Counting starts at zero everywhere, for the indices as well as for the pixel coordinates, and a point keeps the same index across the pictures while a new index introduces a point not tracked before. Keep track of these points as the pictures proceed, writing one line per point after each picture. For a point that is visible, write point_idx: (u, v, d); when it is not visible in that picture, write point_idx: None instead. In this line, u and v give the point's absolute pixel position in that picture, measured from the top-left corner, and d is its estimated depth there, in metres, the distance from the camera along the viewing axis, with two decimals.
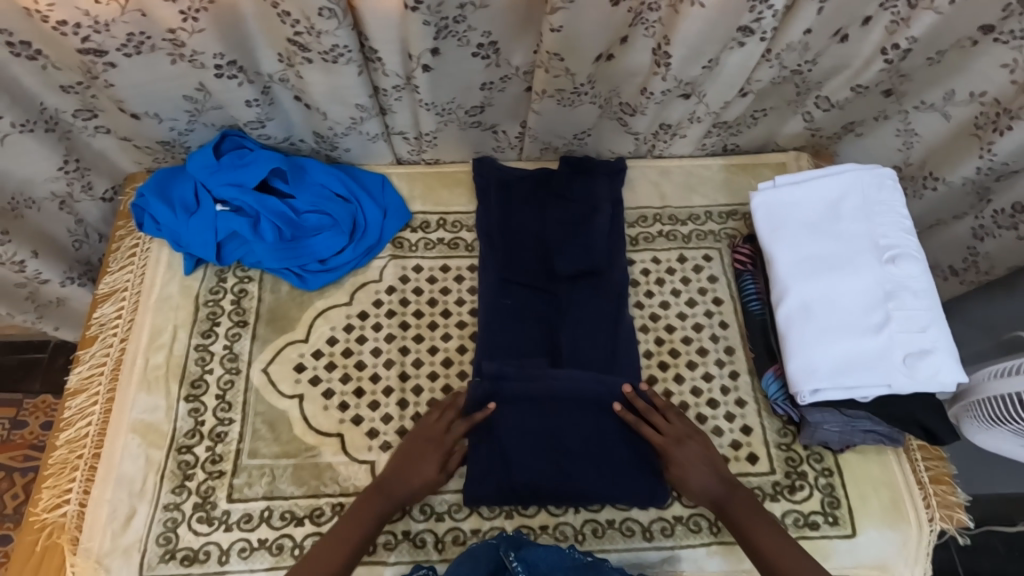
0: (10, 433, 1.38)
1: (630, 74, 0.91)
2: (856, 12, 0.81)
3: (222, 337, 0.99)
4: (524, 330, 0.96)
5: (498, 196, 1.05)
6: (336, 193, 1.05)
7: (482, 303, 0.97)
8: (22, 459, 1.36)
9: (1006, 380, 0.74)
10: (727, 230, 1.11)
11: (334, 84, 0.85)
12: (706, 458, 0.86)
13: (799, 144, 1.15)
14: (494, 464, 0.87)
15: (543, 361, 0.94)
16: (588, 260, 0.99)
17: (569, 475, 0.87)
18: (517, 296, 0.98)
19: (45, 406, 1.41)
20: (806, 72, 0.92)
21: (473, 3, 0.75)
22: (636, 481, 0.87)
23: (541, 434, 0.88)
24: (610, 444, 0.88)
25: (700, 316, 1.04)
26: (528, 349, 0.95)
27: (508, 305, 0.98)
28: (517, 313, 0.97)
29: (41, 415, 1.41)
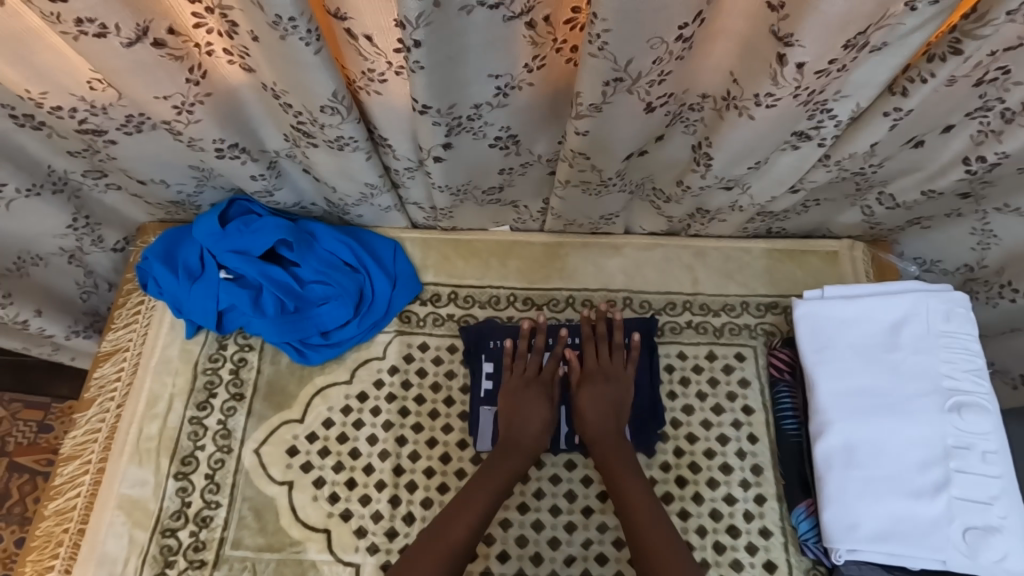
0: (37, 436, 1.37)
1: (666, 165, 0.81)
2: (937, 121, 0.69)
3: (217, 411, 0.95)
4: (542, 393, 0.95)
5: None
6: (344, 261, 1.01)
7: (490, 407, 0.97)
8: (44, 463, 1.34)
9: None
10: (764, 325, 1.01)
11: (342, 166, 0.80)
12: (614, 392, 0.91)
13: (854, 233, 1.03)
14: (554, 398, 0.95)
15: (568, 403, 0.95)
16: None
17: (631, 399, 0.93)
18: None
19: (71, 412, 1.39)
20: (870, 174, 0.80)
21: (491, 103, 0.65)
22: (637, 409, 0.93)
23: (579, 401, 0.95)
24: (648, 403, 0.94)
25: (727, 426, 0.94)
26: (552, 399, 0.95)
27: None
28: None
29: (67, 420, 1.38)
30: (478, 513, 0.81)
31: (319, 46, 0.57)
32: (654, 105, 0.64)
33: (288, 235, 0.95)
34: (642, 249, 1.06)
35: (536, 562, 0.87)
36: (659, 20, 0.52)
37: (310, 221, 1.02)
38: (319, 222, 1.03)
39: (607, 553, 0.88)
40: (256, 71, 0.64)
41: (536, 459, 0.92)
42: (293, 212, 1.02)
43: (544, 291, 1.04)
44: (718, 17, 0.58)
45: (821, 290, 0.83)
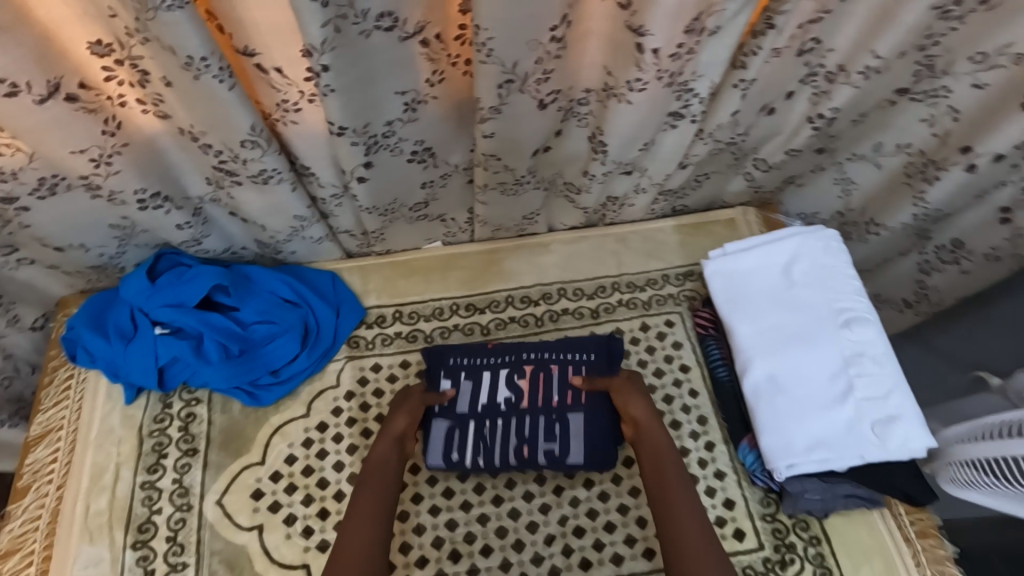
0: None
1: (569, 159, 0.91)
2: (780, 89, 0.83)
3: (170, 471, 0.92)
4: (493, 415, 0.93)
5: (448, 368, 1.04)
6: (284, 297, 1.02)
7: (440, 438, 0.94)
8: None
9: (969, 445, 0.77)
10: (685, 292, 1.11)
11: (269, 202, 0.83)
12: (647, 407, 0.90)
13: (744, 200, 1.17)
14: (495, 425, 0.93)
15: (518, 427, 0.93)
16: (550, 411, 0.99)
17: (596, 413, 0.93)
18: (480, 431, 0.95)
19: None
20: (740, 142, 0.94)
21: (402, 119, 0.72)
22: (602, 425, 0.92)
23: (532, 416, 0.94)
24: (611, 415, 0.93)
25: (669, 386, 1.02)
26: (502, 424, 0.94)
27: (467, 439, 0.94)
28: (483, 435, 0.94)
29: None
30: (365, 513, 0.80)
31: (232, 84, 0.61)
32: (545, 101, 0.72)
33: (221, 280, 0.96)
34: (568, 243, 1.14)
35: (518, 549, 0.88)
36: (530, 25, 0.60)
37: (244, 265, 1.03)
38: (252, 265, 1.04)
39: (583, 525, 0.90)
40: (171, 117, 0.68)
41: None
42: (224, 258, 1.02)
43: (484, 295, 1.10)
44: (582, 21, 0.68)
45: (723, 248, 0.95)
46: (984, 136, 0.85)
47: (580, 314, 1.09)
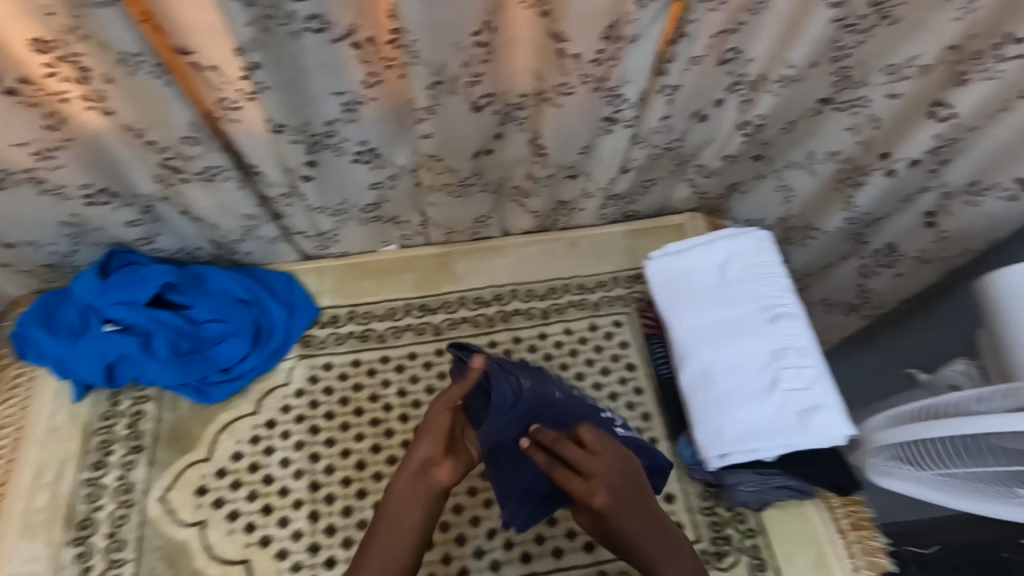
0: None
1: (513, 163, 0.95)
2: (708, 97, 0.88)
3: (115, 468, 0.92)
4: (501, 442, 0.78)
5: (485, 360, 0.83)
6: (237, 297, 1.03)
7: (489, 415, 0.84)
8: None
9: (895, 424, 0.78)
10: (634, 293, 1.15)
11: (217, 200, 0.86)
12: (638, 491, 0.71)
13: (692, 206, 1.22)
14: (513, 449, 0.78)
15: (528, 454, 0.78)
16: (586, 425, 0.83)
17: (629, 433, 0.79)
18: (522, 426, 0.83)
19: None
20: (678, 148, 0.99)
21: (342, 119, 0.75)
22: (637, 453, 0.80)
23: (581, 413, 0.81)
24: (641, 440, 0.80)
25: (615, 384, 1.05)
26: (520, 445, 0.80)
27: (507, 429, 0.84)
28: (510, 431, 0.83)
29: None
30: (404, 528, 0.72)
31: (166, 78, 0.66)
32: (478, 104, 0.76)
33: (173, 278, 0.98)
34: (520, 247, 1.18)
35: (460, 542, 0.89)
36: (452, 29, 0.64)
37: (198, 265, 1.04)
38: (208, 265, 1.05)
39: None
40: (116, 114, 0.71)
41: None
42: (179, 258, 1.04)
43: (438, 296, 1.12)
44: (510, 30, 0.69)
45: (663, 249, 0.98)
46: (898, 142, 0.91)
47: (531, 315, 1.12)
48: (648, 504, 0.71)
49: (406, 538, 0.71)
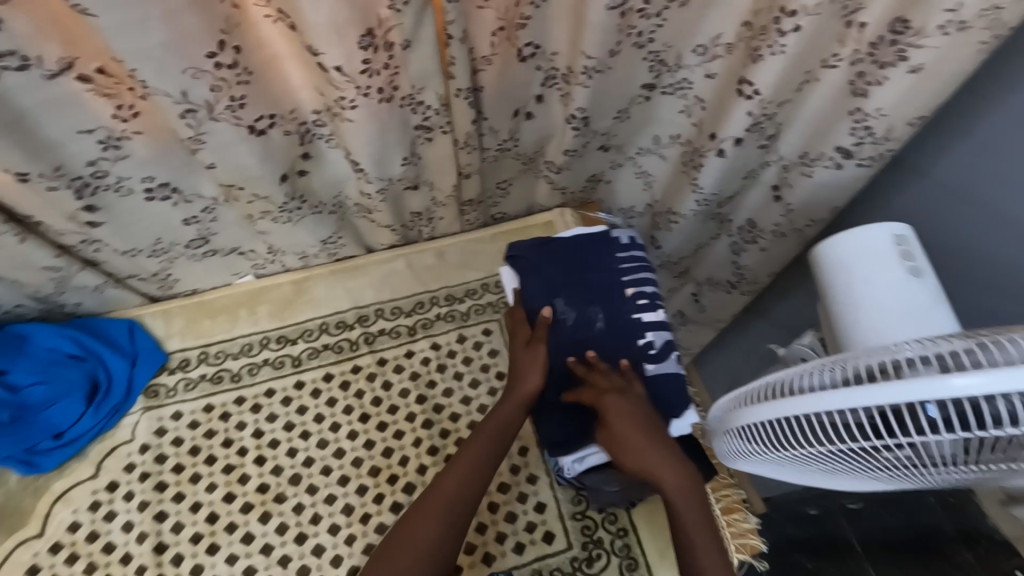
0: None
1: (338, 181, 0.90)
2: (525, 95, 0.87)
3: None
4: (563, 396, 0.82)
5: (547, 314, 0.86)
6: (66, 352, 0.96)
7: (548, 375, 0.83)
8: None
9: (743, 402, 0.65)
10: (504, 299, 1.11)
11: (4, 256, 0.80)
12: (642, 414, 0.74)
13: (559, 201, 1.18)
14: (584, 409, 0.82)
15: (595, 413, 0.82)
16: None
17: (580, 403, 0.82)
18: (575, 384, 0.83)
19: None
20: (514, 148, 0.97)
21: (107, 157, 0.71)
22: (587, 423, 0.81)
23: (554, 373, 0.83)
24: None
25: (484, 396, 1.02)
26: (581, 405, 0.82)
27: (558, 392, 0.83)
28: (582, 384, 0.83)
29: None
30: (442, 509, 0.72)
31: None
32: (257, 126, 0.72)
33: None
34: (384, 262, 1.13)
35: None
36: (174, 52, 0.59)
37: (20, 324, 0.96)
38: (34, 322, 0.97)
39: None
40: None
41: (308, 486, 0.93)
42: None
43: (296, 325, 1.07)
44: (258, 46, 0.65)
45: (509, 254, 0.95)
46: (722, 122, 0.89)
47: (397, 333, 1.07)
48: (655, 428, 0.74)
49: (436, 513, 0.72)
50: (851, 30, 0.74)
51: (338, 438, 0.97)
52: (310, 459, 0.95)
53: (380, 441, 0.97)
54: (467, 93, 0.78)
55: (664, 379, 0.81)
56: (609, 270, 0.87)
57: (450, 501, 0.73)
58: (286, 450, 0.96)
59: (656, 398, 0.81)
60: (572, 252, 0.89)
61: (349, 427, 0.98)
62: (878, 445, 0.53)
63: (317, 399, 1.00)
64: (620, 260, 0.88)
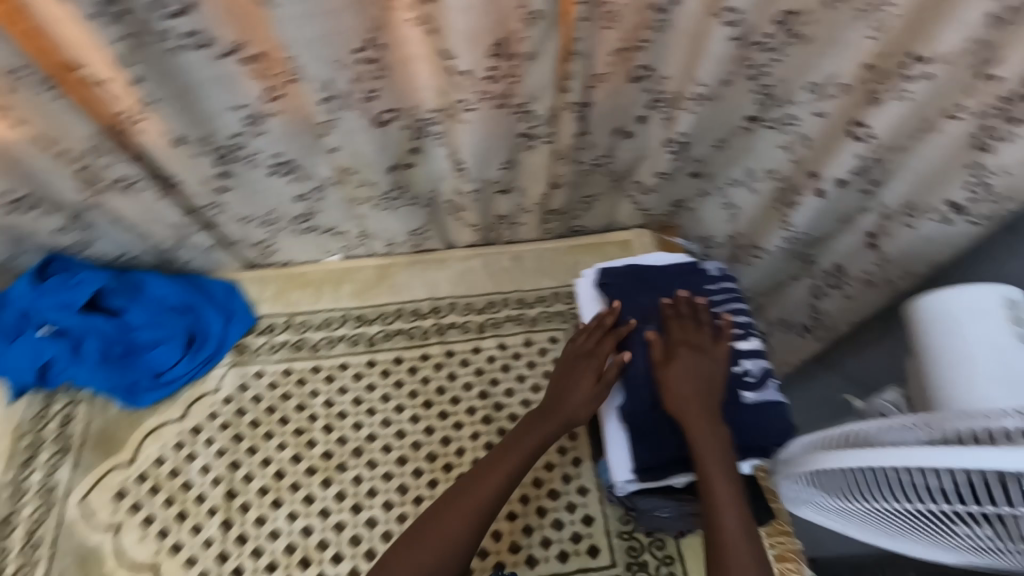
0: None
1: (437, 177, 0.94)
2: (628, 113, 0.89)
3: (41, 468, 0.95)
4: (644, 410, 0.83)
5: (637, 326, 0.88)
6: (172, 302, 1.05)
7: (631, 386, 0.84)
8: None
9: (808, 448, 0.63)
10: (574, 309, 1.14)
11: (142, 208, 0.88)
12: (700, 374, 0.80)
13: (640, 222, 1.19)
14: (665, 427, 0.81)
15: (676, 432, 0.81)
16: None
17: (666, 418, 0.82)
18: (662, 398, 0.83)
19: None
20: (608, 164, 0.98)
21: (247, 132, 0.78)
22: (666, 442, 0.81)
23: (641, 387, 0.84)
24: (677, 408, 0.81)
25: (543, 401, 1.03)
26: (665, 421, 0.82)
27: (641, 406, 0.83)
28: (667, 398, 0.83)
29: None
30: (466, 512, 0.77)
31: (61, 93, 0.70)
32: (383, 117, 0.79)
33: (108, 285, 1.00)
34: (462, 260, 1.18)
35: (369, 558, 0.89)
36: (331, 43, 0.68)
37: (137, 271, 1.06)
38: (149, 271, 1.07)
39: None
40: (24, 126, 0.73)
41: (369, 461, 0.97)
42: (118, 264, 1.06)
43: (375, 307, 1.13)
44: (398, 47, 0.71)
45: (588, 269, 0.97)
46: (826, 162, 0.88)
47: (467, 328, 1.11)
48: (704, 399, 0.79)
49: (462, 518, 0.77)
50: (984, 83, 0.71)
51: (402, 419, 1.01)
52: (374, 434, 1.00)
53: (440, 428, 1.00)
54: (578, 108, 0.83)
55: (766, 407, 0.81)
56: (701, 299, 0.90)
57: (475, 507, 0.78)
58: (353, 423, 1.01)
59: (759, 427, 0.80)
60: (666, 277, 0.93)
61: (412, 411, 1.02)
62: (960, 512, 0.49)
63: (386, 379, 1.05)
64: (712, 291, 0.92)
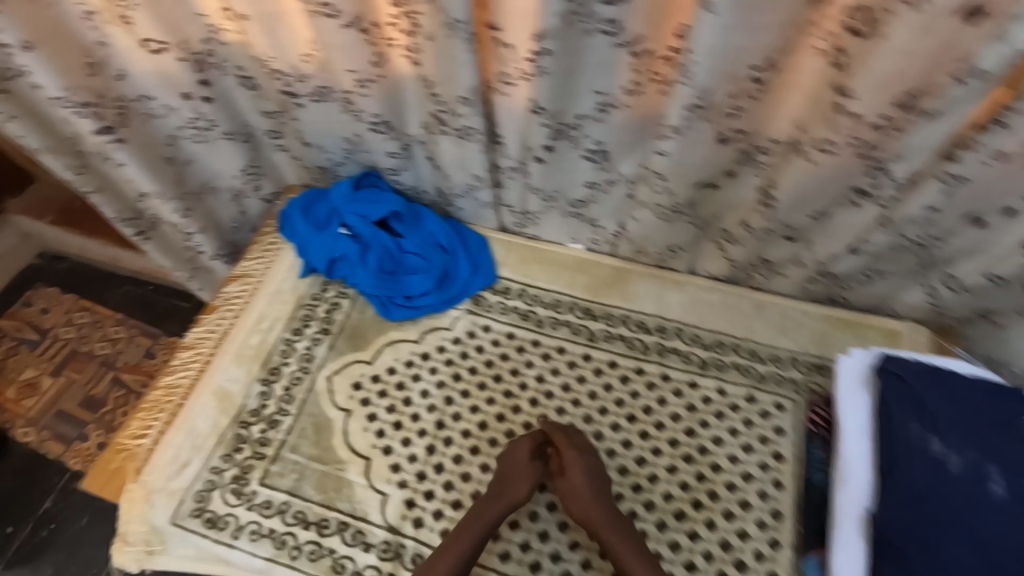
0: None
1: (733, 205, 0.91)
2: (995, 202, 0.76)
3: (307, 338, 1.12)
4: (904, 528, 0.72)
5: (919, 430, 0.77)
6: (438, 240, 1.18)
7: (891, 495, 0.75)
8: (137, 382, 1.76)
9: None
10: (811, 383, 1.04)
11: (461, 155, 0.98)
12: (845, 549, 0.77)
13: (919, 316, 1.05)
14: (930, 558, 0.70)
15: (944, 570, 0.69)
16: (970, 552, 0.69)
17: (933, 549, 0.70)
18: (931, 526, 0.72)
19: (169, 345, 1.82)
20: (933, 248, 0.86)
21: (592, 116, 0.80)
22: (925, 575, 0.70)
23: (906, 501, 0.74)
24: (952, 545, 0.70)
25: (752, 466, 0.96)
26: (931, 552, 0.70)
27: (900, 522, 0.73)
28: (941, 527, 0.71)
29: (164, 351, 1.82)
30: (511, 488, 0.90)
31: (472, 44, 0.74)
32: (727, 136, 0.75)
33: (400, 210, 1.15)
34: (702, 289, 1.14)
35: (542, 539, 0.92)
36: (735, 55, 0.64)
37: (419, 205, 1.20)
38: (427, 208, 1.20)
39: None
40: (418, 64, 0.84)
41: None
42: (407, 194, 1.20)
43: (604, 306, 1.14)
44: (791, 72, 0.69)
45: (867, 349, 0.88)
46: None
47: (689, 359, 1.07)
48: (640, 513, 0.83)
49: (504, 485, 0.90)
50: None
51: (602, 422, 1.01)
52: (573, 425, 1.02)
53: (637, 446, 0.98)
54: (956, 180, 0.75)
55: None
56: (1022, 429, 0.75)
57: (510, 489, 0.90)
58: (557, 407, 1.04)
59: None
60: (975, 389, 0.79)
61: (614, 418, 1.02)
62: None
63: (597, 377, 1.06)
64: None
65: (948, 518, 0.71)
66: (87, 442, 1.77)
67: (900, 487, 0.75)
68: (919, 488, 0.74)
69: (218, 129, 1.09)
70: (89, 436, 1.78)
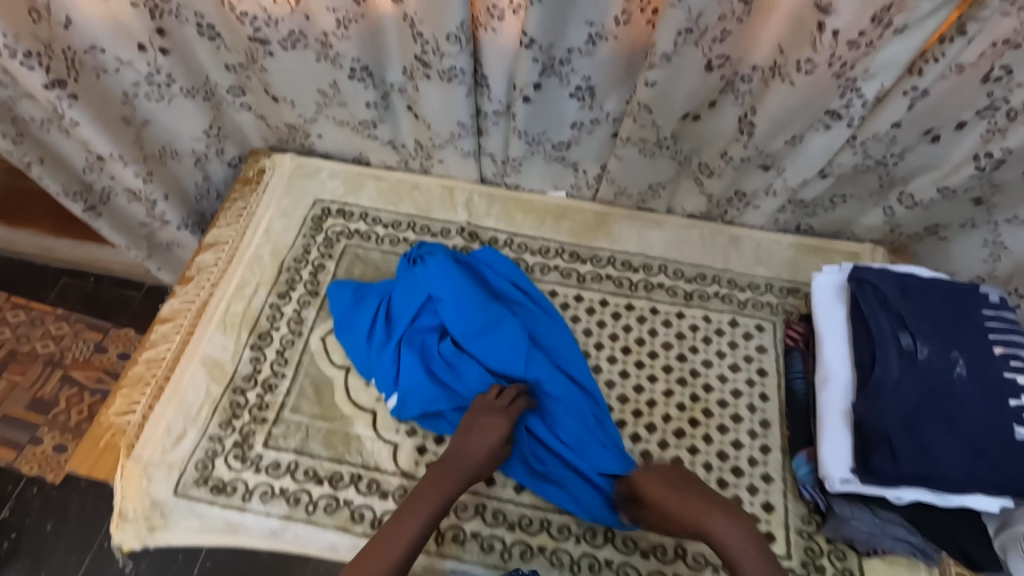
0: (92, 355, 1.67)
1: (714, 138, 0.98)
2: (952, 116, 0.86)
3: (295, 301, 1.09)
4: (887, 413, 0.79)
5: (890, 327, 0.84)
6: (510, 290, 1.06)
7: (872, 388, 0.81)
8: (94, 380, 1.63)
9: None
10: (785, 305, 1.10)
11: (444, 100, 0.96)
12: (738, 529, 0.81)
13: (876, 236, 1.12)
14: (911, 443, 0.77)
15: (922, 447, 0.76)
16: (946, 429, 0.76)
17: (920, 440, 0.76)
18: (909, 410, 0.78)
19: (126, 337, 1.70)
20: (892, 166, 0.96)
21: (580, 49, 0.85)
22: (908, 455, 0.76)
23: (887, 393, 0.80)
24: (923, 423, 0.77)
25: (741, 382, 1.03)
26: (917, 437, 0.77)
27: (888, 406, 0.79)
28: (922, 410, 0.78)
29: (121, 344, 1.69)
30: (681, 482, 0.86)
31: None
32: (712, 64, 0.84)
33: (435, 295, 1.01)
34: (681, 227, 1.18)
35: None
36: None
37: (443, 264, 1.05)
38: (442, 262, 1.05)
39: None
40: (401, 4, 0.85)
41: None
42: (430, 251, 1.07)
43: (590, 248, 1.16)
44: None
45: (840, 265, 0.95)
46: None
47: (674, 292, 1.12)
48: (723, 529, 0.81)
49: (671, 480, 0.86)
50: None
51: (599, 356, 1.06)
52: None
53: (634, 376, 1.04)
54: (917, 93, 0.83)
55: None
56: (976, 324, 0.82)
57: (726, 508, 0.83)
58: None
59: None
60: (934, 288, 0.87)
61: (610, 352, 1.06)
62: None
63: (590, 316, 1.10)
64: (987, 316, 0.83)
65: (934, 403, 0.77)
66: (41, 446, 1.53)
67: (880, 383, 0.81)
68: (896, 379, 0.80)
69: (176, 85, 1.02)
70: (41, 439, 1.54)
